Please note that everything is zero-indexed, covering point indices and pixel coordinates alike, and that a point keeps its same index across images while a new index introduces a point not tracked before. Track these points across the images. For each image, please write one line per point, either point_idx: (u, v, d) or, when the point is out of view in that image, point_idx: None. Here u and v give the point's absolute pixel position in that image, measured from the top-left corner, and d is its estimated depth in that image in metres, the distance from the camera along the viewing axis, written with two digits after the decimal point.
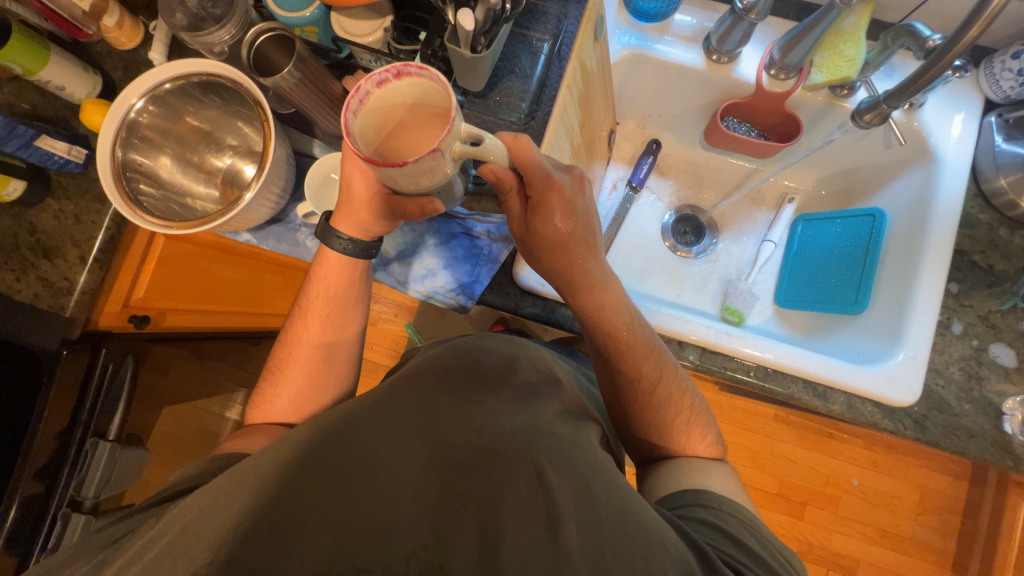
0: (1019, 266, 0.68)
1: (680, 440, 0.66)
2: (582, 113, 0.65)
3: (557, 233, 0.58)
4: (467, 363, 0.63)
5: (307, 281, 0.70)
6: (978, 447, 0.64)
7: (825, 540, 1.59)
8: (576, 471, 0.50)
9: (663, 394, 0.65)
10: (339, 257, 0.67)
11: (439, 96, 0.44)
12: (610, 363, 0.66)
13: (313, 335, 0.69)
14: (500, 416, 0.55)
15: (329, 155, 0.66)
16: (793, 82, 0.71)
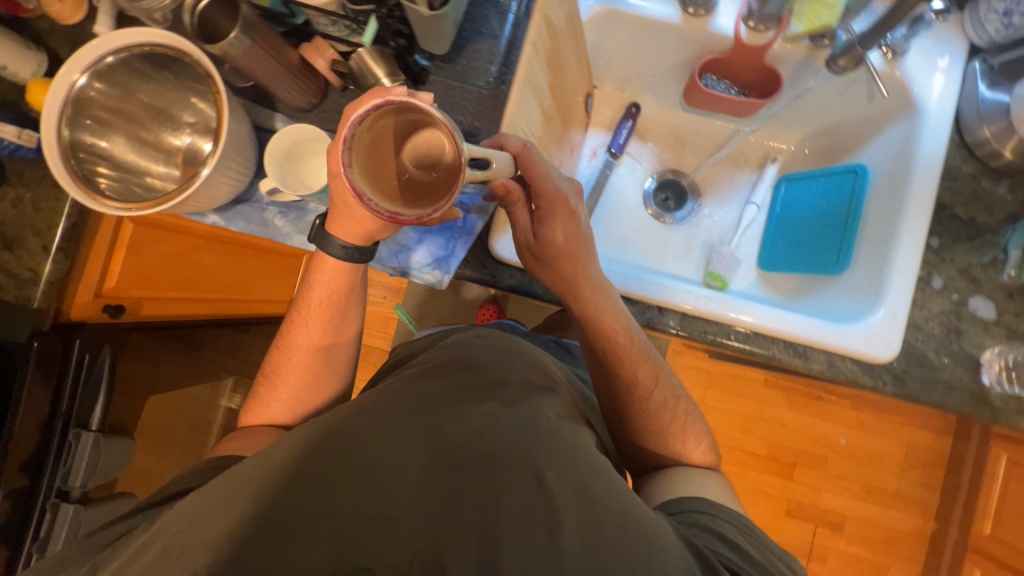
0: (999, 218, 0.67)
1: (679, 445, 0.68)
2: (552, 74, 0.62)
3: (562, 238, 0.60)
4: (463, 362, 0.63)
5: (303, 291, 0.68)
6: (956, 399, 0.65)
7: (814, 498, 1.64)
8: (577, 471, 0.50)
9: (659, 400, 0.67)
10: (338, 262, 0.64)
11: (423, 120, 0.44)
12: (605, 363, 0.67)
13: (311, 344, 0.69)
14: (500, 412, 0.55)
15: (294, 127, 0.62)
16: (771, 32, 0.68)
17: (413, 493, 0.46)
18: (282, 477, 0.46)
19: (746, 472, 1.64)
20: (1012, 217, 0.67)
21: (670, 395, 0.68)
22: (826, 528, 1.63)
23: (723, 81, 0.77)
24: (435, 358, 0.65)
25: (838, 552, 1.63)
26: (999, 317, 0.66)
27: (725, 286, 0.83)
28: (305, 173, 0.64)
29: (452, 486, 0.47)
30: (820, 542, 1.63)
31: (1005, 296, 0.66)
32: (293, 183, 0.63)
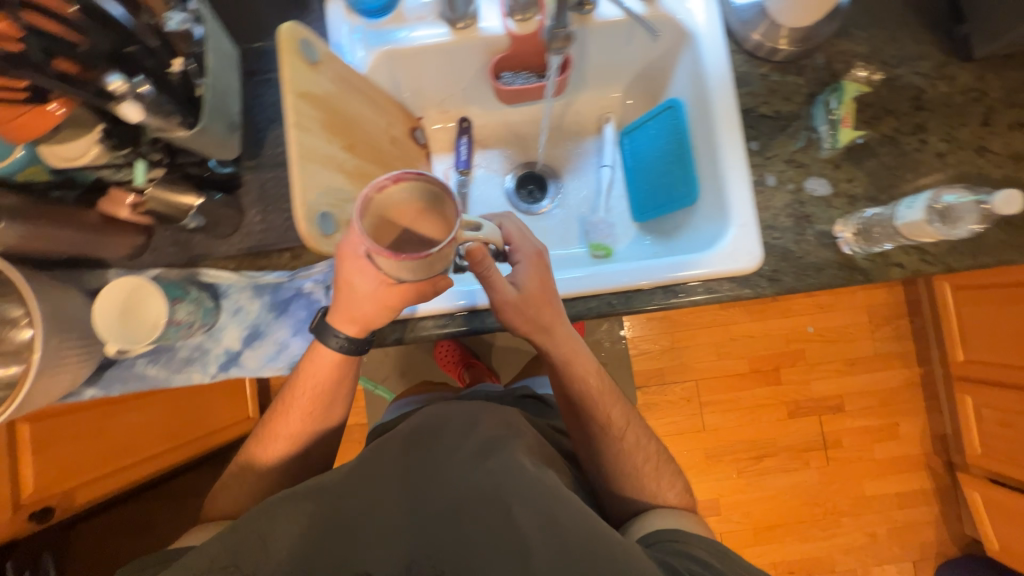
0: (800, 102, 0.71)
1: (651, 482, 0.68)
2: (344, 135, 0.63)
3: (536, 301, 0.63)
4: (426, 425, 0.61)
5: (294, 381, 0.66)
6: (828, 276, 0.68)
7: (807, 390, 1.68)
8: (541, 505, 0.50)
9: (633, 438, 0.69)
10: (335, 354, 0.63)
11: (427, 196, 0.45)
12: (580, 409, 0.70)
13: (292, 435, 0.67)
14: (473, 461, 0.55)
15: (117, 286, 0.60)
16: (535, 19, 0.70)
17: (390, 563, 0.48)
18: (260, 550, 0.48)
19: (739, 393, 1.68)
20: (810, 96, 0.71)
21: (644, 431, 0.71)
22: (828, 414, 1.68)
23: (522, 74, 0.78)
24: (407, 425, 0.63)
25: (848, 431, 1.67)
26: (836, 189, 0.70)
27: (610, 253, 0.87)
28: (140, 324, 0.60)
29: (428, 546, 0.49)
30: (829, 429, 1.67)
31: (833, 169, 0.70)
32: (132, 336, 0.61)
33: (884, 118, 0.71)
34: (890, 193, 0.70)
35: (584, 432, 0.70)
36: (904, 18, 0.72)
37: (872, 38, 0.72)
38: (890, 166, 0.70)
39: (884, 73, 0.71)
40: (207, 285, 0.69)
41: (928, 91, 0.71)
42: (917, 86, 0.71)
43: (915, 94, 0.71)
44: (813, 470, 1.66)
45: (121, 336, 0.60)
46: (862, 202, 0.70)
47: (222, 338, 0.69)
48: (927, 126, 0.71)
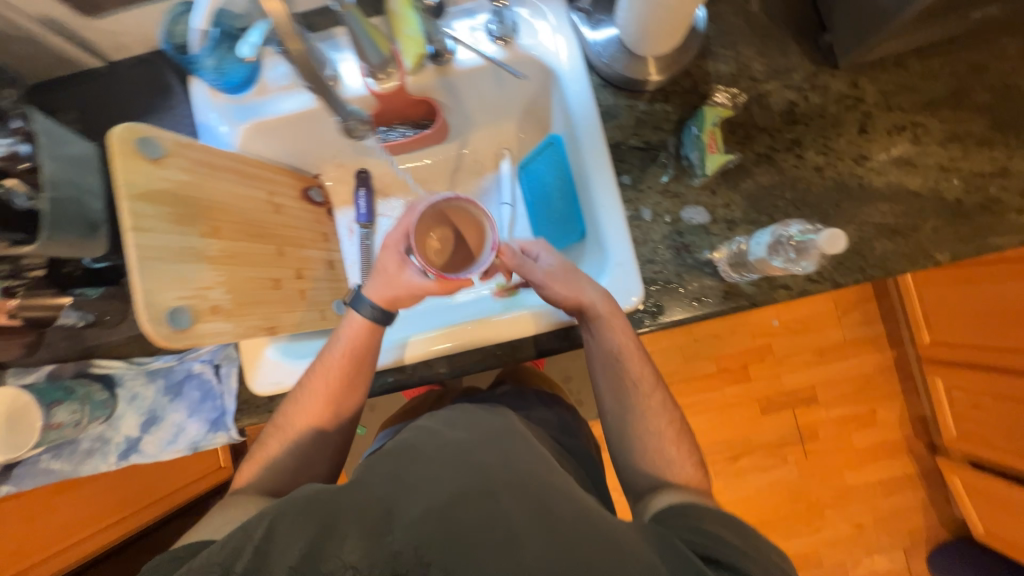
0: (670, 130, 0.70)
1: (667, 456, 0.62)
2: (206, 222, 0.64)
3: (568, 273, 0.66)
4: (407, 436, 0.57)
5: (335, 343, 0.66)
6: (713, 306, 0.67)
7: (779, 385, 1.65)
8: (533, 495, 0.47)
9: (659, 398, 0.66)
10: (361, 323, 0.66)
11: (465, 212, 0.63)
12: (614, 364, 0.66)
13: (315, 416, 0.65)
14: (448, 462, 0.50)
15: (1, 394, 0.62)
16: (396, 76, 0.68)
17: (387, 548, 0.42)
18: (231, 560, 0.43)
19: (709, 394, 1.66)
20: (679, 123, 0.70)
21: (663, 398, 0.66)
22: (802, 406, 1.65)
23: (396, 129, 0.80)
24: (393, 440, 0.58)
25: (825, 421, 1.64)
26: (713, 215, 0.69)
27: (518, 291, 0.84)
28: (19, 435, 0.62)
29: (425, 532, 0.43)
30: (804, 421, 1.64)
31: (708, 195, 0.69)
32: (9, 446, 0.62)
33: (757, 137, 0.69)
34: (770, 214, 0.68)
35: (618, 391, 0.66)
36: (768, 32, 0.70)
37: (738, 56, 0.70)
38: (767, 186, 0.69)
39: (753, 91, 0.70)
40: (102, 375, 0.71)
41: (801, 104, 0.69)
42: (789, 100, 0.69)
43: (787, 109, 0.69)
44: (792, 465, 1.64)
45: (4, 445, 0.61)
46: (741, 225, 0.68)
47: (120, 426, 0.70)
48: (802, 140, 0.69)
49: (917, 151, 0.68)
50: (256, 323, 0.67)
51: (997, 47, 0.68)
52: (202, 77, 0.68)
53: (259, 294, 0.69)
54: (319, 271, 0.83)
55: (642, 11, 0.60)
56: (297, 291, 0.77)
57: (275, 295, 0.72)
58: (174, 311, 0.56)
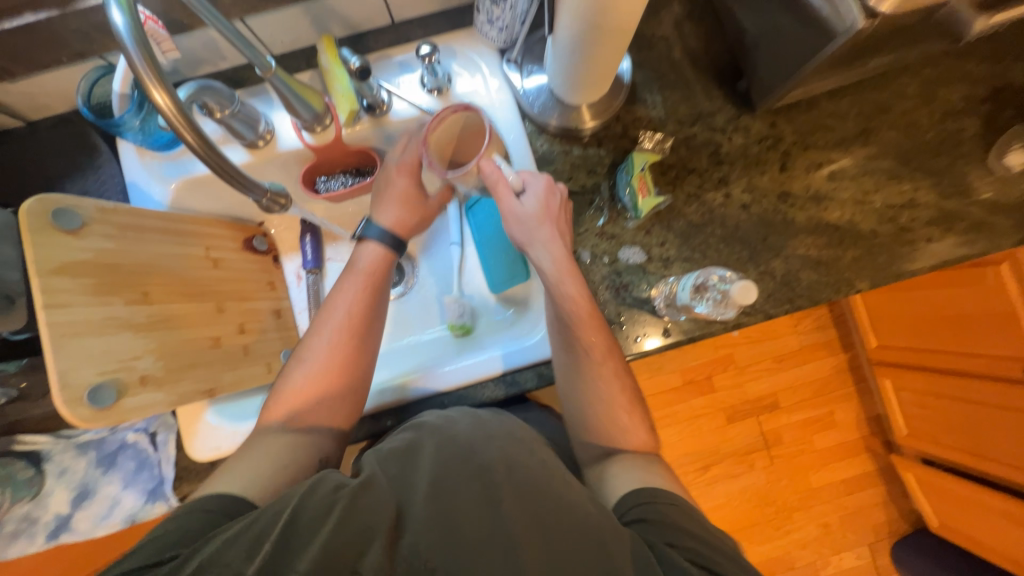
0: (604, 173, 0.72)
1: (621, 426, 0.63)
2: (133, 287, 0.62)
3: (540, 216, 0.61)
4: (419, 429, 0.56)
5: (354, 280, 0.68)
6: (653, 344, 0.69)
7: (743, 393, 1.70)
8: (525, 499, 0.47)
9: (609, 367, 0.63)
10: (378, 254, 0.69)
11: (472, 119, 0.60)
12: (567, 327, 0.62)
13: (328, 352, 0.64)
14: (451, 461, 0.51)
15: None
16: (332, 127, 0.70)
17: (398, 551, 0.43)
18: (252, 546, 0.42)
19: (676, 406, 1.69)
20: (613, 167, 0.73)
21: (617, 364, 0.64)
22: (766, 413, 1.69)
23: (336, 178, 0.78)
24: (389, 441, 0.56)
25: (789, 426, 1.69)
26: (649, 255, 0.71)
27: (471, 330, 0.86)
28: None
29: (438, 536, 0.44)
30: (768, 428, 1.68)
31: (643, 235, 0.71)
32: None
33: (686, 177, 0.72)
34: (702, 251, 0.71)
35: (571, 359, 0.64)
36: (691, 78, 0.74)
37: (665, 100, 0.73)
38: (697, 224, 0.71)
39: (679, 133, 0.73)
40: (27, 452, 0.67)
41: (726, 145, 0.73)
42: (715, 141, 0.73)
43: (713, 150, 0.73)
44: (760, 471, 1.68)
45: None
46: (676, 263, 0.71)
47: (49, 505, 0.66)
48: (729, 179, 0.72)
49: (834, 186, 0.72)
50: (192, 388, 0.65)
51: (898, 86, 0.73)
52: (127, 137, 0.66)
53: (195, 356, 0.67)
54: (264, 322, 0.82)
55: (566, 67, 0.62)
56: (240, 346, 0.75)
57: (213, 355, 0.70)
58: (95, 390, 0.54)
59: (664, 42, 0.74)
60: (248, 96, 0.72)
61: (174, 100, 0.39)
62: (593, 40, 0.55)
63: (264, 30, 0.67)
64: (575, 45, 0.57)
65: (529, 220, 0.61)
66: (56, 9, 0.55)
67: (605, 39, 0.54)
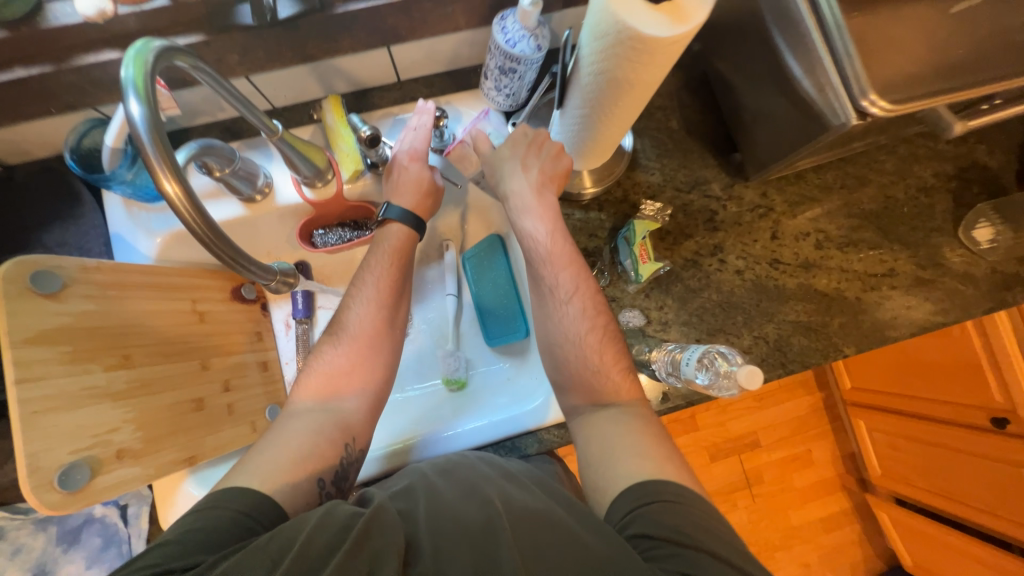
0: (604, 237, 0.74)
1: (604, 413, 0.60)
2: (112, 350, 0.58)
3: (512, 163, 0.66)
4: (438, 470, 0.60)
5: (381, 250, 0.68)
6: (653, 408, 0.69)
7: (724, 431, 1.72)
8: (530, 533, 0.48)
9: (578, 305, 0.64)
10: (400, 240, 0.68)
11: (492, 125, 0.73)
12: (536, 261, 0.67)
13: (357, 333, 0.64)
14: (464, 498, 0.53)
15: None
16: (334, 183, 0.69)
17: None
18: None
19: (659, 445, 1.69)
20: (613, 230, 0.74)
21: (593, 303, 0.64)
22: (747, 451, 1.71)
23: (334, 232, 0.76)
24: (388, 488, 0.59)
25: (769, 464, 1.72)
26: (648, 318, 0.72)
27: (465, 384, 0.85)
28: None
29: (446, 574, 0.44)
30: (750, 466, 1.71)
31: (643, 299, 0.72)
32: None
33: (683, 243, 0.74)
34: (699, 315, 0.73)
35: (547, 307, 0.66)
36: (687, 146, 0.77)
37: (663, 167, 0.76)
38: (694, 288, 0.73)
39: (676, 199, 0.75)
40: None
41: (720, 212, 0.75)
42: (710, 209, 0.75)
43: (709, 217, 0.75)
44: (742, 510, 1.69)
45: None
46: (675, 326, 0.72)
47: None
48: (723, 246, 0.75)
49: (820, 254, 0.76)
50: (171, 458, 0.61)
51: (876, 162, 0.78)
52: (114, 190, 0.63)
53: (176, 422, 0.63)
54: (249, 376, 0.78)
55: (573, 139, 0.64)
56: (224, 406, 0.71)
57: (195, 419, 0.66)
58: (66, 471, 0.50)
59: (662, 111, 0.78)
60: (245, 148, 0.70)
61: (185, 188, 0.37)
62: (602, 122, 0.56)
63: (267, 87, 0.66)
64: (583, 124, 0.59)
65: (509, 163, 0.66)
66: (50, 65, 0.53)
67: (614, 123, 0.56)
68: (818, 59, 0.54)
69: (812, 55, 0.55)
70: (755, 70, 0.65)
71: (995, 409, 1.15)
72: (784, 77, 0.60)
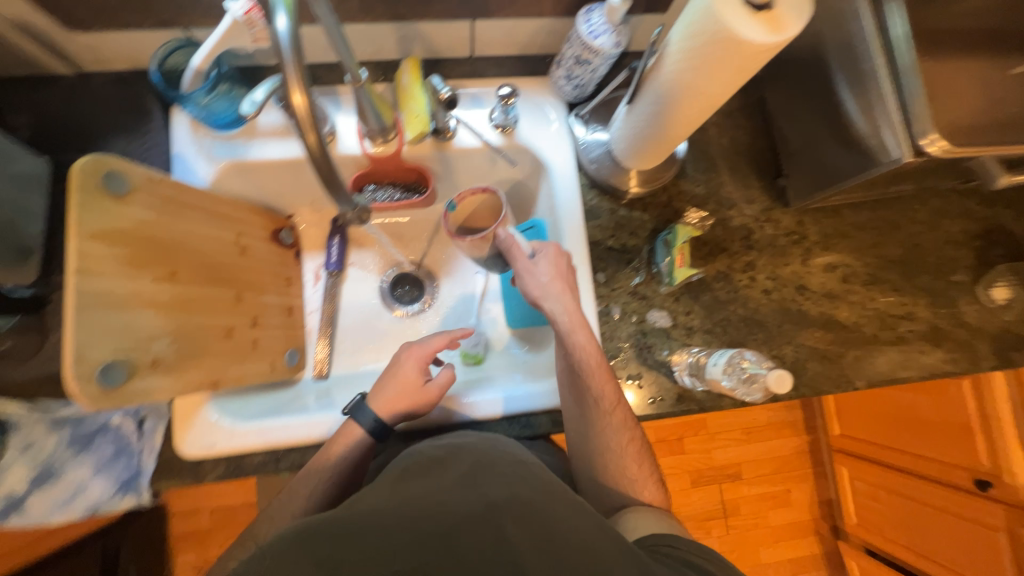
0: (644, 237, 0.76)
1: (630, 475, 0.67)
2: (162, 264, 0.59)
3: (556, 283, 0.66)
4: (442, 450, 0.55)
5: (408, 396, 0.66)
6: (668, 407, 0.71)
7: (708, 459, 1.70)
8: (541, 528, 0.46)
9: (615, 417, 0.66)
10: (416, 388, 0.66)
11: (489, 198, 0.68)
12: (579, 374, 0.66)
13: (378, 427, 0.64)
14: (474, 478, 0.51)
15: None
16: (395, 142, 0.70)
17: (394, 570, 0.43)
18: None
19: None
20: (653, 232, 0.76)
21: (625, 415, 0.67)
22: (727, 482, 1.70)
23: (384, 190, 0.77)
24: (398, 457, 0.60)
25: (746, 499, 1.71)
26: (675, 321, 0.74)
27: (482, 361, 0.85)
28: None
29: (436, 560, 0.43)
30: (728, 497, 1.69)
31: (672, 301, 0.75)
32: None
33: (717, 255, 0.76)
34: (723, 326, 0.75)
35: (589, 413, 0.66)
36: (735, 164, 0.80)
37: (709, 180, 0.79)
38: (722, 300, 0.75)
39: (717, 213, 0.78)
40: None
41: (756, 232, 0.78)
42: (747, 227, 0.78)
43: (745, 235, 0.78)
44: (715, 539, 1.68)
45: None
46: (698, 333, 0.74)
47: (2, 482, 0.60)
48: (755, 265, 0.77)
49: (845, 288, 0.78)
50: (198, 378, 0.62)
51: (908, 210, 0.81)
52: (187, 109, 0.65)
53: (208, 345, 0.64)
54: (274, 317, 0.78)
55: (634, 134, 0.66)
56: (250, 339, 0.72)
57: (224, 346, 0.67)
58: (107, 368, 0.50)
59: (716, 128, 0.81)
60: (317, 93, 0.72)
61: (311, 103, 0.39)
62: (668, 120, 0.59)
63: (351, 39, 0.68)
64: (650, 120, 0.61)
65: (553, 284, 0.66)
66: None
67: (679, 124, 0.59)
68: (877, 100, 0.58)
69: (874, 92, 0.58)
70: (813, 101, 0.69)
71: (979, 472, 1.18)
72: (840, 112, 0.64)
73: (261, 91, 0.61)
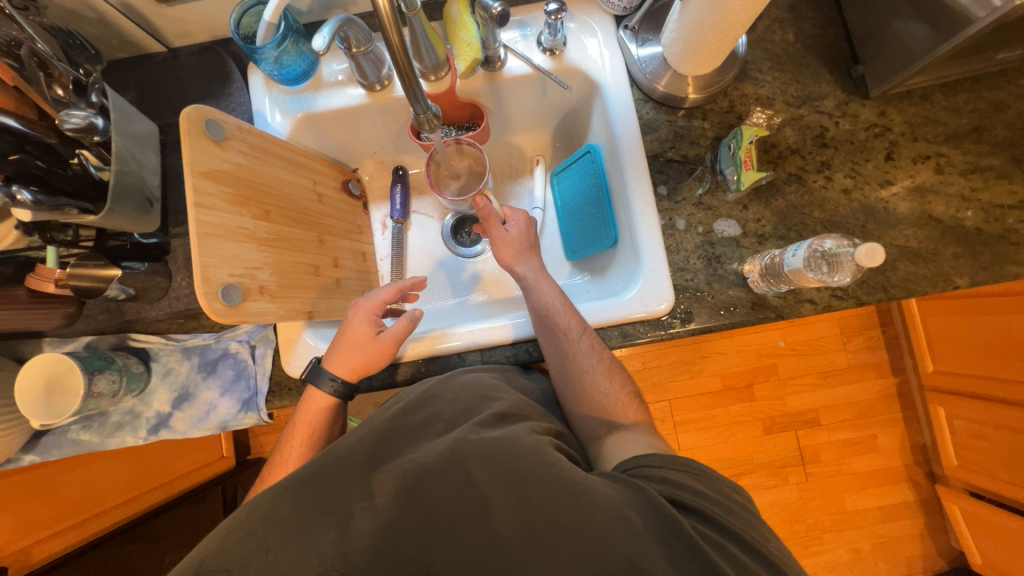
0: (706, 145, 0.74)
1: (610, 400, 0.67)
2: (259, 204, 0.65)
3: (525, 249, 0.75)
4: (420, 396, 0.62)
5: (364, 346, 0.68)
6: (741, 315, 0.70)
7: (782, 406, 1.59)
8: (502, 462, 0.49)
9: (588, 341, 0.68)
10: (369, 336, 0.68)
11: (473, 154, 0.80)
12: (546, 316, 0.70)
13: (347, 370, 0.67)
14: (449, 433, 0.56)
15: (69, 382, 0.64)
16: (448, 78, 0.71)
17: (377, 518, 0.48)
18: (254, 530, 0.48)
19: (705, 411, 1.59)
20: (715, 140, 0.74)
21: (598, 346, 0.68)
22: (805, 428, 1.58)
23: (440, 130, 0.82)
24: (396, 401, 0.64)
25: (827, 445, 1.58)
26: (745, 229, 0.72)
27: None
28: (57, 409, 0.65)
29: (416, 517, 0.48)
30: (806, 443, 1.57)
31: (740, 210, 0.72)
32: (48, 410, 0.65)
33: (789, 157, 0.73)
34: (799, 231, 0.71)
35: (561, 348, 0.68)
36: (804, 60, 0.74)
37: (775, 80, 0.74)
38: (796, 205, 0.72)
39: (787, 114, 0.73)
40: (138, 349, 0.73)
41: (831, 129, 0.73)
42: (821, 124, 0.73)
43: (819, 133, 0.73)
44: (793, 487, 1.57)
45: (58, 409, 0.65)
46: (771, 240, 0.71)
47: (154, 401, 0.73)
48: (831, 163, 0.72)
49: (939, 180, 0.71)
50: (297, 307, 0.69)
51: (1017, 87, 0.71)
52: (262, 66, 0.71)
53: (302, 280, 0.71)
54: (350, 260, 0.84)
55: (690, 30, 0.62)
56: (334, 279, 0.79)
57: (315, 282, 0.74)
58: (227, 290, 0.57)
59: (779, 24, 0.75)
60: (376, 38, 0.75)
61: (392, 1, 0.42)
62: (726, 3, 0.54)
63: None
64: (705, 11, 0.58)
65: (520, 248, 0.75)
66: None
67: (741, 6, 0.54)
68: None
69: None
70: None
71: None
72: None
73: (321, 36, 0.58)
